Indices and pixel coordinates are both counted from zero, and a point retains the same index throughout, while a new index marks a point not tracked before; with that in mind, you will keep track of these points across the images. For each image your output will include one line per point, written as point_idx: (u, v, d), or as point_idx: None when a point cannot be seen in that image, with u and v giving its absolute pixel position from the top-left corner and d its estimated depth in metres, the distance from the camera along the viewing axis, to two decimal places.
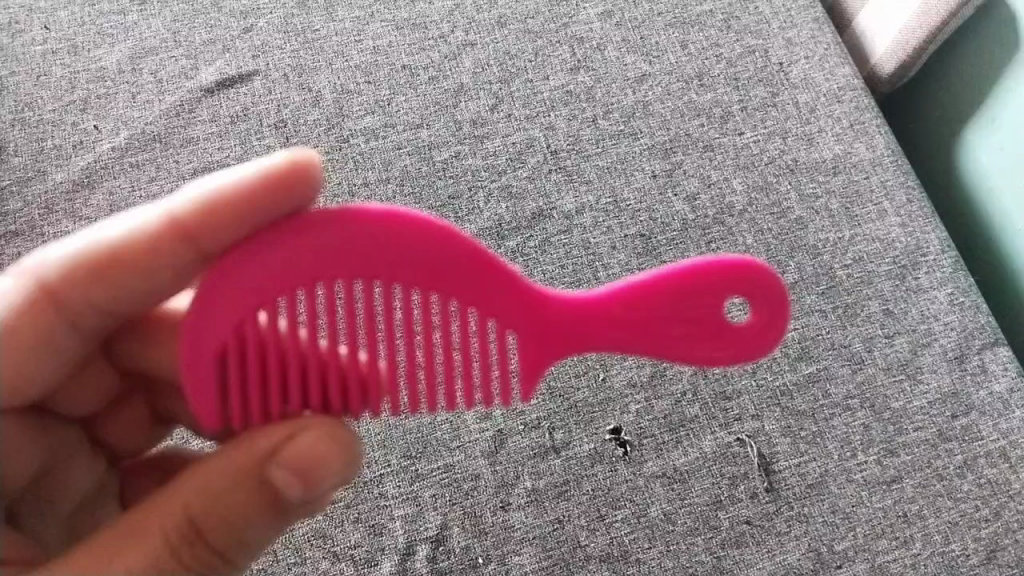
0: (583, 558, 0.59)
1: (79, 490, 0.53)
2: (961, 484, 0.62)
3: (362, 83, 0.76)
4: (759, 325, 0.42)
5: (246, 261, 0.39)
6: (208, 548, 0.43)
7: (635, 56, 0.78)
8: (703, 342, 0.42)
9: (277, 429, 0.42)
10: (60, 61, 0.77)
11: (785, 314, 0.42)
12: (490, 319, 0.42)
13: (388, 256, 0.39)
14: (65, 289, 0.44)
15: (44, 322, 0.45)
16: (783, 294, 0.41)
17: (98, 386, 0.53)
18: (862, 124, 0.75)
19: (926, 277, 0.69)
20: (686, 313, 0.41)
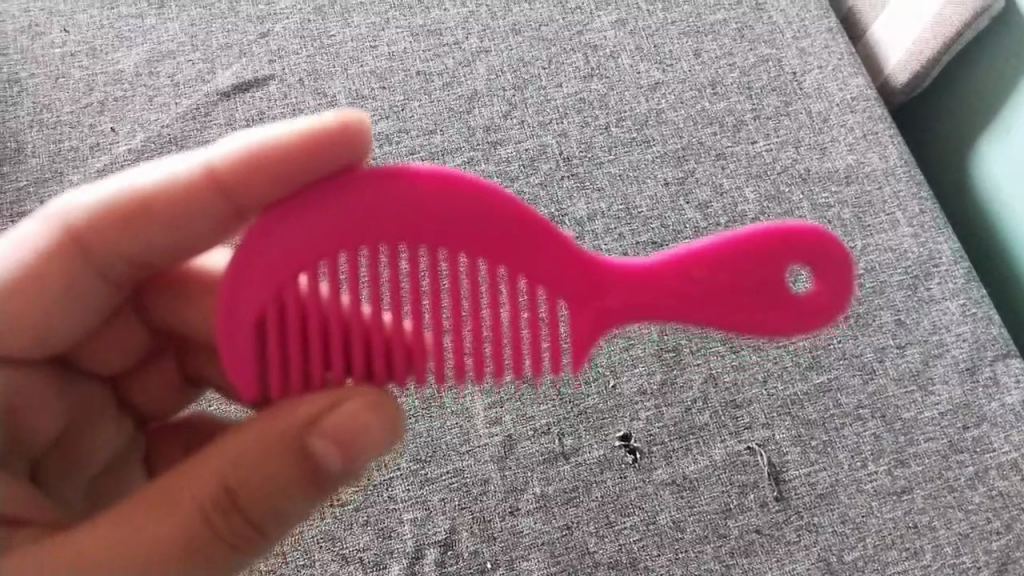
0: (592, 565, 0.60)
1: (106, 450, 0.54)
2: (973, 496, 0.62)
3: (377, 89, 0.77)
4: (821, 299, 0.41)
5: (285, 222, 0.38)
6: (241, 521, 0.42)
7: (648, 64, 0.78)
8: (761, 312, 0.41)
9: (317, 399, 0.41)
10: (78, 64, 0.78)
11: (846, 282, 0.41)
12: (541, 288, 0.41)
13: (429, 219, 0.38)
14: (95, 235, 0.46)
15: (71, 267, 0.47)
16: (845, 265, 0.41)
17: (128, 341, 0.54)
18: (876, 134, 0.75)
19: (938, 287, 0.69)
20: (748, 280, 0.40)
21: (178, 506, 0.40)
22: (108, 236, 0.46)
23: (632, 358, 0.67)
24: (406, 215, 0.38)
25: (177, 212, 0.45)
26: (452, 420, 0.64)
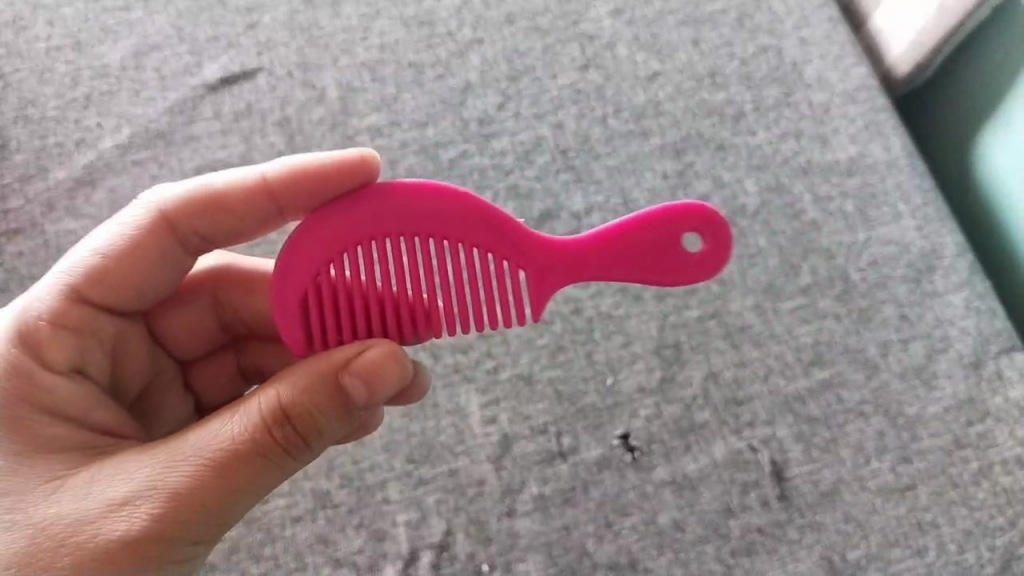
0: (591, 566, 0.58)
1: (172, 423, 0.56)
2: (977, 492, 0.60)
3: (368, 81, 0.75)
4: (710, 265, 0.43)
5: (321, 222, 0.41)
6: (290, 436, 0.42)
7: (646, 54, 0.77)
8: (657, 276, 0.43)
9: (347, 347, 0.42)
10: (63, 58, 0.76)
11: (722, 248, 0.43)
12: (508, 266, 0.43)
13: (419, 214, 0.41)
14: (187, 219, 0.49)
15: (161, 246, 0.49)
16: (727, 231, 0.43)
17: (200, 327, 0.57)
18: (878, 124, 0.72)
19: (941, 280, 0.66)
20: (640, 245, 0.42)
21: (208, 440, 0.41)
22: (190, 225, 0.49)
23: (630, 355, 0.65)
24: (409, 206, 0.41)
25: (242, 213, 0.50)
26: (447, 420, 0.63)
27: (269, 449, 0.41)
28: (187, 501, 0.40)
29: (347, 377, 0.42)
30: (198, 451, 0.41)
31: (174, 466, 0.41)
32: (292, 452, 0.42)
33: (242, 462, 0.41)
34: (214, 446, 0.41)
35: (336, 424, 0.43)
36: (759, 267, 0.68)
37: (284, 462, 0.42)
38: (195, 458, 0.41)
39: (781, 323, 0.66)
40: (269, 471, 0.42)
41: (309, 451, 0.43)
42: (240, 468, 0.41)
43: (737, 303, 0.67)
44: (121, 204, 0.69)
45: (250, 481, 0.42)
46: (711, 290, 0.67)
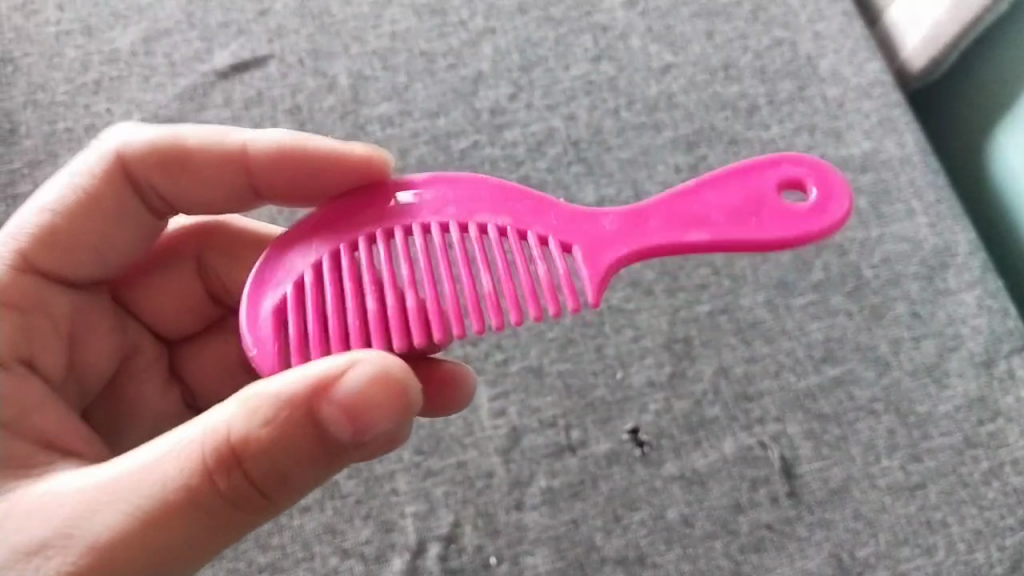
0: (599, 560, 0.58)
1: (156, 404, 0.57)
2: (987, 491, 0.60)
3: (379, 70, 0.75)
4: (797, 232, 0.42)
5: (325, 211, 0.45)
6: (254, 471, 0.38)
7: (659, 46, 0.76)
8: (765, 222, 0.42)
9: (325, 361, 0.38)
10: (73, 43, 0.76)
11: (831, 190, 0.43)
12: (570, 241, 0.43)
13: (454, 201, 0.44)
14: (140, 166, 0.51)
15: (114, 196, 0.51)
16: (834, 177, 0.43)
17: (190, 299, 0.58)
18: (892, 120, 0.72)
19: (954, 278, 0.66)
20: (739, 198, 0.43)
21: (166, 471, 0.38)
22: (149, 179, 0.51)
23: (641, 349, 0.65)
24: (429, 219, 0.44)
25: (208, 175, 0.52)
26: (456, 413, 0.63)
27: (231, 487, 0.38)
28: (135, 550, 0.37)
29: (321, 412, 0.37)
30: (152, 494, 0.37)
31: (126, 506, 0.37)
32: (261, 485, 0.38)
33: (199, 502, 0.38)
34: (170, 488, 0.37)
35: (312, 452, 0.39)
36: (771, 262, 0.67)
37: (249, 502, 0.39)
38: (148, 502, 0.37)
39: (792, 319, 0.65)
40: (235, 507, 0.39)
41: (281, 485, 0.39)
42: (197, 510, 0.38)
43: (749, 298, 0.66)
44: None
45: (215, 519, 0.38)
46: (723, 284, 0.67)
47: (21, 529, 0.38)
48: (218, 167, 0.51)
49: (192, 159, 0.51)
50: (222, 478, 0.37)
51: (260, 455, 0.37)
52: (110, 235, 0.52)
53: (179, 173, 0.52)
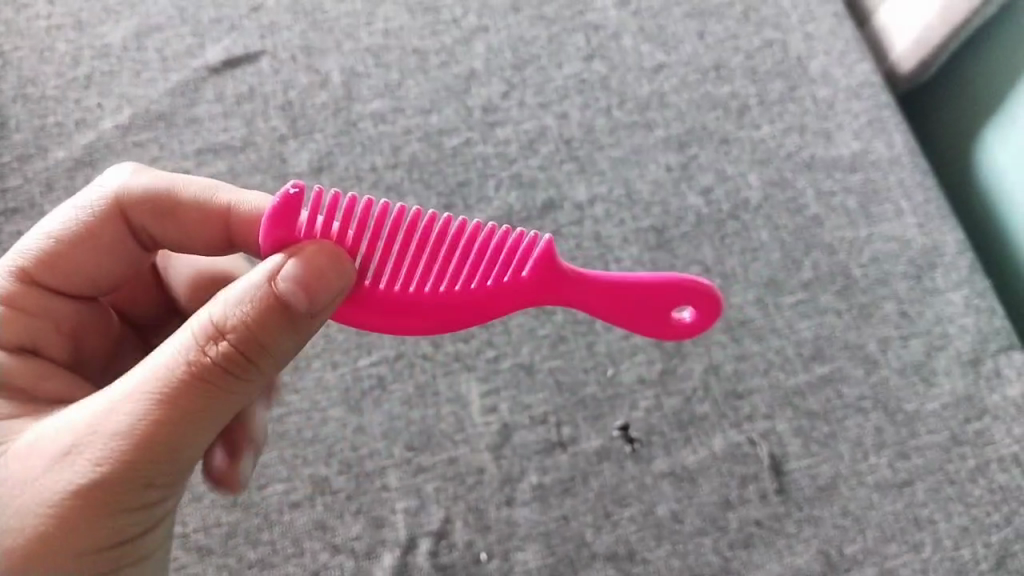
0: (589, 557, 0.58)
1: None
2: (973, 489, 0.60)
3: (372, 67, 0.75)
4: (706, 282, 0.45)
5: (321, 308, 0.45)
6: (234, 351, 0.40)
7: (651, 46, 0.77)
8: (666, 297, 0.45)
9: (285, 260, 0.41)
10: (64, 37, 0.75)
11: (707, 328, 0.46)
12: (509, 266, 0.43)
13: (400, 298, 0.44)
14: (135, 208, 0.50)
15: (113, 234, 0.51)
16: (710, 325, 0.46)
17: None
18: (882, 121, 0.73)
19: (941, 278, 0.67)
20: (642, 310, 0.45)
21: (158, 365, 0.40)
22: (142, 221, 0.51)
23: (631, 347, 0.65)
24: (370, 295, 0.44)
25: (192, 229, 0.51)
26: (447, 409, 0.63)
27: (209, 376, 0.40)
28: (128, 447, 0.40)
29: (281, 287, 0.40)
30: (138, 392, 0.40)
31: (112, 409, 0.40)
32: (238, 370, 0.41)
33: (181, 396, 0.40)
34: (151, 386, 0.40)
35: (283, 330, 0.41)
36: (761, 261, 0.68)
37: (239, 375, 0.41)
38: (133, 401, 0.40)
39: (782, 318, 0.66)
40: (215, 399, 0.41)
41: (259, 369, 0.42)
42: (179, 403, 0.40)
43: (739, 296, 0.67)
44: None
45: (198, 413, 0.41)
46: (714, 283, 0.67)
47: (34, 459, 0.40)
48: (200, 222, 0.50)
49: (180, 210, 0.51)
50: (200, 364, 0.40)
51: (233, 336, 0.40)
52: (101, 264, 0.51)
53: (169, 221, 0.51)
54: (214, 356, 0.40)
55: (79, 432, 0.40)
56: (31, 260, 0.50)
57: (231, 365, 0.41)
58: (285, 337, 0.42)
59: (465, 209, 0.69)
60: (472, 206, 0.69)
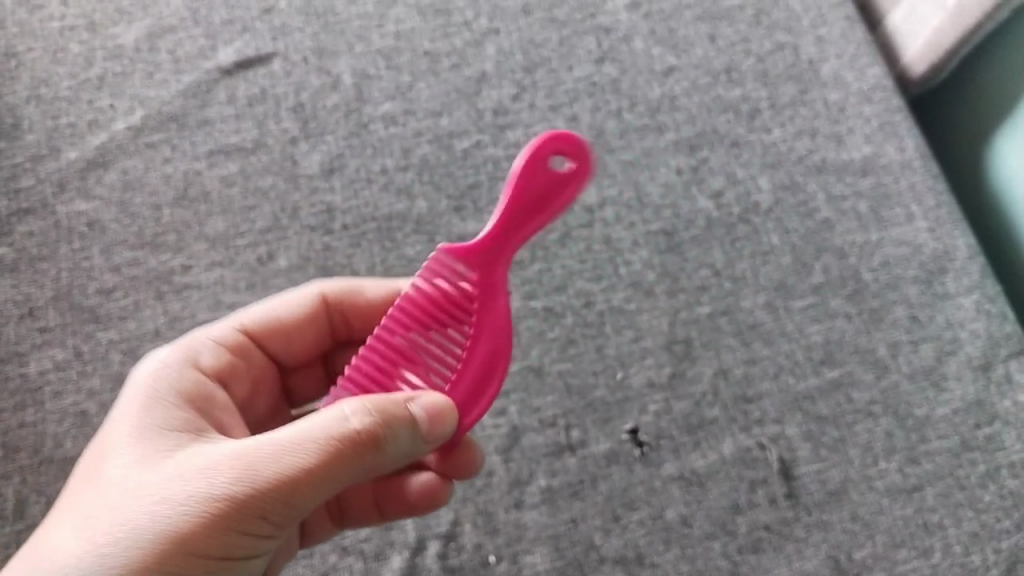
0: (597, 560, 0.58)
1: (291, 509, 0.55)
2: (983, 495, 0.60)
3: (383, 69, 0.75)
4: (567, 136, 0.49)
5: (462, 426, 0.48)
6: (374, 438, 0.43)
7: (662, 49, 0.76)
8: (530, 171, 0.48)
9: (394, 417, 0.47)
10: (77, 37, 0.76)
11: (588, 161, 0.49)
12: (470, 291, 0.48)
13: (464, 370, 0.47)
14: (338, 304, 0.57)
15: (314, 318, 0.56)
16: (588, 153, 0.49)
17: None
18: (893, 125, 0.73)
19: (953, 282, 0.66)
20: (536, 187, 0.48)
21: (310, 424, 0.42)
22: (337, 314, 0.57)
23: (641, 350, 0.65)
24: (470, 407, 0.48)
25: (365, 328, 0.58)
26: None
27: (343, 452, 0.42)
28: (253, 494, 0.41)
29: (417, 408, 0.44)
30: (279, 443, 0.42)
31: (253, 451, 0.42)
32: (362, 459, 0.43)
33: (314, 467, 0.42)
34: (293, 443, 0.42)
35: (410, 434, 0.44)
36: (771, 265, 0.68)
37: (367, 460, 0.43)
38: (273, 451, 0.42)
39: (791, 322, 0.66)
40: (338, 476, 0.43)
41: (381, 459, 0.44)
42: (310, 470, 0.42)
43: (749, 300, 0.67)
44: (133, 185, 0.70)
45: (318, 484, 0.43)
46: (724, 287, 0.67)
47: (182, 472, 0.42)
48: None
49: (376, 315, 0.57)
50: (346, 437, 0.42)
51: (375, 427, 0.43)
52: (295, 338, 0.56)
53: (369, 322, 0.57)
54: (352, 437, 0.42)
55: (221, 460, 0.42)
56: (252, 318, 0.55)
57: (366, 450, 0.43)
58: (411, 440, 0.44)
59: (475, 211, 0.69)
60: (483, 209, 0.69)
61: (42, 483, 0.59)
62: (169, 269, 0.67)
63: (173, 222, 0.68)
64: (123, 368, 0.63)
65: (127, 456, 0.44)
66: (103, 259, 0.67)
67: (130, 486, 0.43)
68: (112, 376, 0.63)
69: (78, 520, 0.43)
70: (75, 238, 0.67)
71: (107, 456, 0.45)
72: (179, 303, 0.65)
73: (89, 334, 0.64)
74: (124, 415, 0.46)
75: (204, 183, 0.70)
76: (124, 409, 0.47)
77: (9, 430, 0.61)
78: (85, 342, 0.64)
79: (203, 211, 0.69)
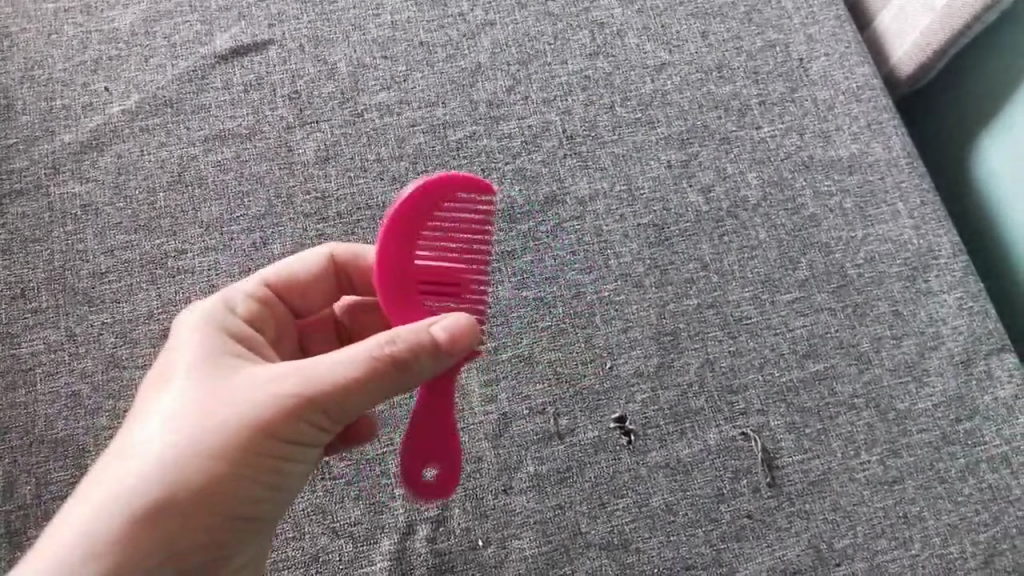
0: (583, 545, 0.59)
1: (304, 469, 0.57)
2: (963, 488, 0.62)
3: (379, 58, 0.76)
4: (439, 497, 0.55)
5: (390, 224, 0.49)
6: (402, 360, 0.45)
7: (655, 44, 0.78)
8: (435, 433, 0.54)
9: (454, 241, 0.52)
10: (72, 20, 0.76)
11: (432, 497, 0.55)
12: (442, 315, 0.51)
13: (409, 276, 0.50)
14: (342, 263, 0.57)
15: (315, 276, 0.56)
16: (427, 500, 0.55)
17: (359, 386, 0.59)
18: (880, 124, 0.75)
19: (936, 280, 0.69)
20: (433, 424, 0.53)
21: (351, 353, 0.45)
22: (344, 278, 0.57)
23: (630, 341, 0.66)
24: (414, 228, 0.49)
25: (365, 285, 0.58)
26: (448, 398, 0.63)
27: (383, 376, 0.45)
28: (297, 408, 0.45)
29: (439, 332, 0.45)
30: (326, 365, 0.45)
31: (309, 372, 0.45)
32: (398, 380, 0.46)
33: (354, 380, 0.44)
34: (339, 365, 0.45)
35: (432, 361, 0.46)
36: (758, 259, 0.69)
37: (397, 378, 0.45)
38: (325, 370, 0.45)
39: (777, 316, 0.67)
40: (374, 392, 0.46)
41: (409, 380, 0.46)
42: (352, 387, 0.45)
43: (736, 294, 0.68)
44: (128, 169, 0.70)
45: (354, 398, 0.46)
46: (711, 280, 0.68)
47: (238, 393, 0.45)
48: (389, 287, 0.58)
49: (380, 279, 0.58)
50: (379, 361, 0.44)
51: (408, 354, 0.45)
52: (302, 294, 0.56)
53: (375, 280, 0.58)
54: (389, 360, 0.45)
55: (284, 378, 0.45)
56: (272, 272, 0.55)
57: (396, 371, 0.45)
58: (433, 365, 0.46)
59: None
60: None
61: (33, 464, 0.59)
62: (163, 254, 0.67)
63: (167, 206, 0.69)
64: (116, 350, 0.63)
65: (177, 377, 0.46)
66: (96, 242, 0.67)
67: (182, 405, 0.45)
68: (104, 358, 0.63)
69: (127, 437, 0.45)
70: (69, 221, 0.68)
71: (169, 376, 0.47)
72: (172, 287, 0.66)
73: (81, 316, 0.64)
74: (179, 342, 0.49)
75: (199, 168, 0.70)
76: (178, 337, 0.49)
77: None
78: (78, 324, 0.64)
79: (197, 196, 0.69)
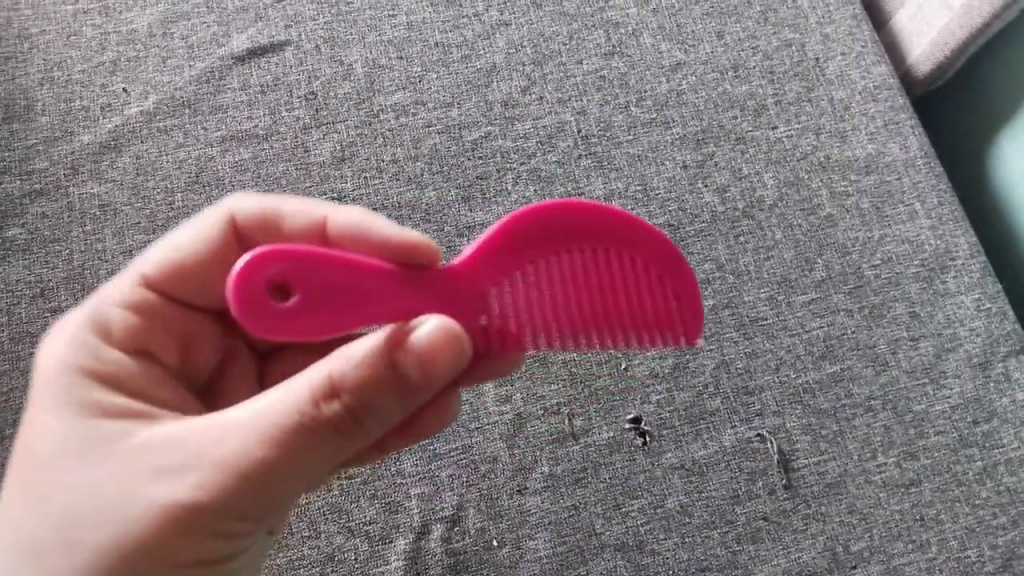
0: (599, 546, 0.59)
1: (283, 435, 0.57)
2: (980, 491, 0.61)
3: (395, 59, 0.76)
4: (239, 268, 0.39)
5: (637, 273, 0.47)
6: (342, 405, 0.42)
7: (670, 44, 0.77)
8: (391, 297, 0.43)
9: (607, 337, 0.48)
10: (91, 21, 0.77)
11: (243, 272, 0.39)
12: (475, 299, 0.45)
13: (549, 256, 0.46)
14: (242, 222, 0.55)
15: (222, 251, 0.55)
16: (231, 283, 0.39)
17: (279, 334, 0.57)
18: (897, 124, 0.74)
19: (953, 280, 0.68)
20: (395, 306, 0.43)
21: (280, 410, 0.42)
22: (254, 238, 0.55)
23: None
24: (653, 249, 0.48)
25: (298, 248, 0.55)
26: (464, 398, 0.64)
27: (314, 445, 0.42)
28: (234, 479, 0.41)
29: (403, 355, 0.42)
30: (251, 432, 0.41)
31: (238, 430, 0.42)
32: (347, 428, 0.43)
33: (288, 433, 0.41)
34: (270, 423, 0.41)
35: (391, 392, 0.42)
36: (774, 260, 0.69)
37: (342, 426, 0.42)
38: (255, 428, 0.42)
39: (793, 316, 0.67)
40: (317, 450, 0.43)
41: (359, 425, 0.43)
42: (289, 444, 0.42)
43: (751, 294, 0.68)
44: (146, 169, 0.71)
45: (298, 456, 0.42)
46: (726, 281, 0.68)
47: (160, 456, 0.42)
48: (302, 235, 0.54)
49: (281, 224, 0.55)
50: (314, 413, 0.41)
51: (355, 401, 0.42)
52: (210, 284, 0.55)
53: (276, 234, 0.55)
54: (323, 421, 0.42)
55: (213, 436, 0.42)
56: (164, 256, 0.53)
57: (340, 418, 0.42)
58: (382, 405, 0.43)
59: (483, 202, 0.70)
60: (491, 199, 0.70)
61: None
62: None
63: (185, 207, 0.69)
64: None
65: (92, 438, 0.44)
66: (115, 242, 0.68)
67: (104, 476, 0.42)
68: None
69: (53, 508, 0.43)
70: (88, 221, 0.68)
71: (83, 439, 0.44)
72: None
73: None
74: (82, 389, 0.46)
75: (216, 169, 0.71)
76: (59, 394, 0.46)
77: (20, 409, 0.62)
78: None
79: (214, 196, 0.70)
